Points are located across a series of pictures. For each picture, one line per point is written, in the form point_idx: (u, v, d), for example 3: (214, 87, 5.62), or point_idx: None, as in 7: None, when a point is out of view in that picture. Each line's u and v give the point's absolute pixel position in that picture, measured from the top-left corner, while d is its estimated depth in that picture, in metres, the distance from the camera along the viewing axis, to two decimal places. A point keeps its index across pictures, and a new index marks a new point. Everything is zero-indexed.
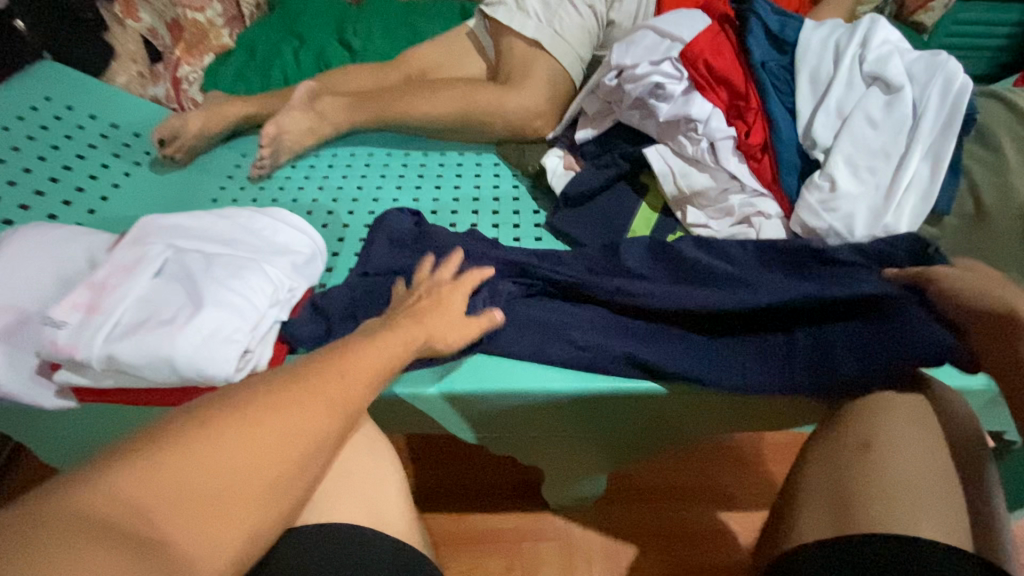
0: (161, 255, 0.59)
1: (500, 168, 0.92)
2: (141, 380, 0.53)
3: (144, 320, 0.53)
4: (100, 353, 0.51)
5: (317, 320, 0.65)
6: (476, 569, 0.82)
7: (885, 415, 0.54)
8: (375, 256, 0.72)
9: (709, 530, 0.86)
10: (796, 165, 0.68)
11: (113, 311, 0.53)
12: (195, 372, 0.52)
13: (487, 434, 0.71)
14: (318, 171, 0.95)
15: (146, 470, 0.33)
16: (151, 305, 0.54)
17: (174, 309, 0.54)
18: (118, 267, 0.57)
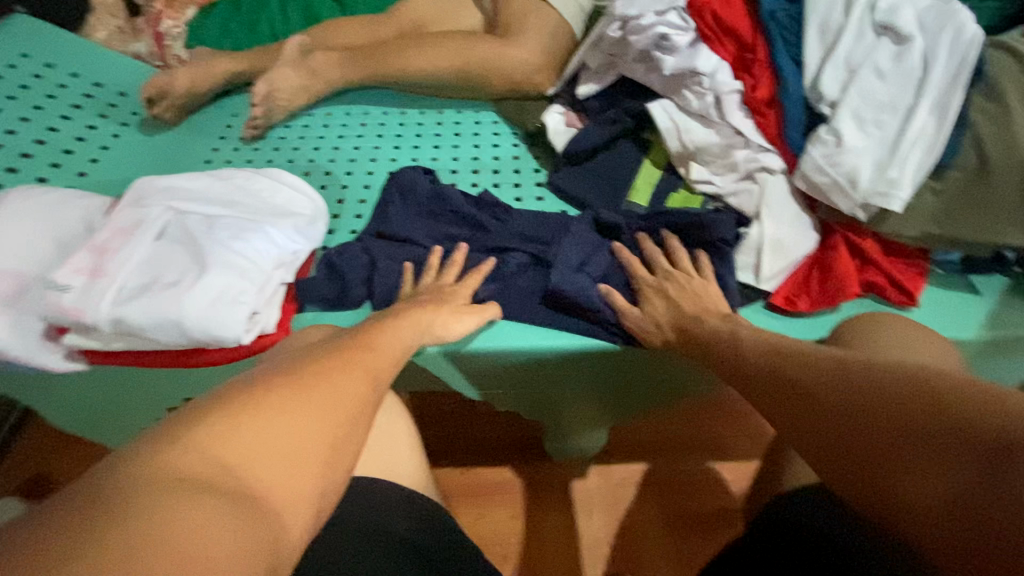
0: (161, 219, 0.58)
1: (500, 126, 0.90)
2: (150, 342, 0.54)
3: (149, 283, 0.53)
4: (107, 316, 0.51)
5: (332, 281, 0.65)
6: (481, 516, 0.86)
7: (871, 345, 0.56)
8: (390, 217, 0.72)
9: (704, 481, 0.89)
10: (802, 119, 0.67)
11: (116, 274, 0.53)
12: (204, 333, 0.52)
13: (492, 392, 0.73)
14: (313, 131, 0.93)
15: (230, 433, 0.36)
16: (155, 268, 0.54)
17: (179, 271, 0.54)
18: (118, 230, 0.57)
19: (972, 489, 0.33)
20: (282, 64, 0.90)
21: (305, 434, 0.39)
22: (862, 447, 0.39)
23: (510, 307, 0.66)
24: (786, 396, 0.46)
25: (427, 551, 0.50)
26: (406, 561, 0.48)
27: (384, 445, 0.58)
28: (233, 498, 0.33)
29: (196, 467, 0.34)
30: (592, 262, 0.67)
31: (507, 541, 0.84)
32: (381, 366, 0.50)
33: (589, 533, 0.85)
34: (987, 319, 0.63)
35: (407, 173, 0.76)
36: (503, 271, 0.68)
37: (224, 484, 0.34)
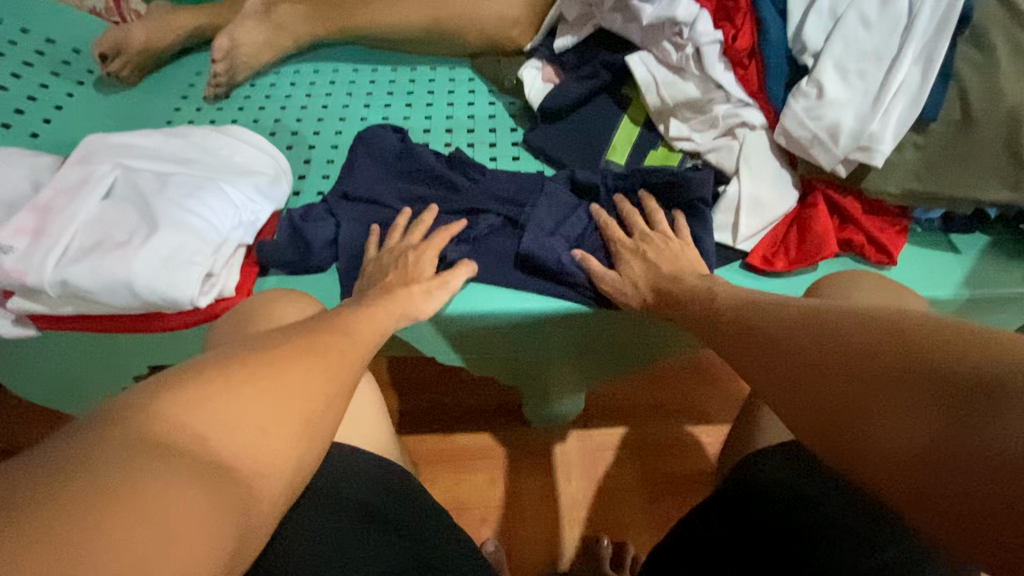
0: (109, 176, 0.55)
1: (475, 83, 0.86)
2: (101, 306, 0.52)
3: (97, 243, 0.51)
4: (52, 278, 0.49)
5: (296, 244, 0.63)
6: (460, 481, 0.86)
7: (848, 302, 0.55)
8: (358, 177, 0.69)
9: (682, 444, 0.90)
10: (784, 71, 0.64)
11: (61, 234, 0.50)
12: (157, 295, 0.50)
13: (468, 358, 0.72)
14: (280, 89, 0.88)
15: (200, 403, 0.33)
16: (103, 227, 0.52)
17: (128, 230, 0.52)
18: (64, 188, 0.54)
19: (934, 422, 0.33)
20: (244, 16, 0.85)
21: (288, 409, 0.36)
22: (828, 395, 0.38)
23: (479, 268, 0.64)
24: (752, 355, 0.46)
25: (391, 514, 0.50)
26: (369, 527, 0.48)
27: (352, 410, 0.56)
28: (204, 470, 0.30)
29: (167, 434, 0.31)
30: (567, 223, 0.65)
31: (486, 505, 0.84)
32: (343, 329, 0.48)
33: (569, 497, 0.85)
34: (967, 278, 0.62)
35: (377, 131, 0.72)
36: (474, 231, 0.66)
37: (197, 453, 0.31)
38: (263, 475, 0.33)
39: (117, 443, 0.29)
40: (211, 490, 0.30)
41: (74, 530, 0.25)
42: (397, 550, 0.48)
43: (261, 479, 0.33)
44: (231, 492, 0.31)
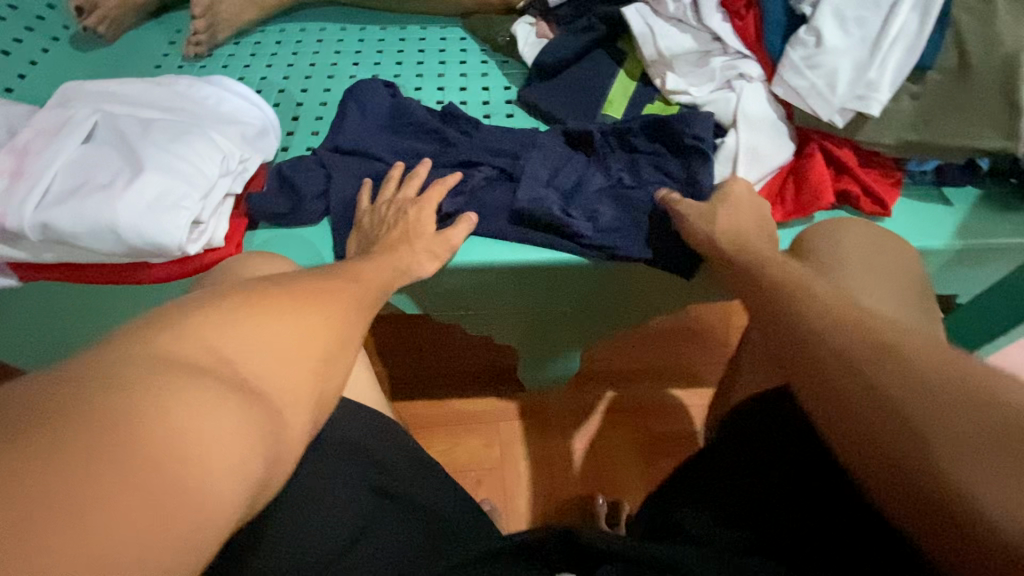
0: (89, 119, 0.53)
1: (467, 42, 0.84)
2: (85, 251, 0.50)
3: (79, 185, 0.49)
4: (32, 220, 0.47)
5: (286, 194, 0.61)
6: (456, 445, 0.86)
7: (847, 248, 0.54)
8: (348, 128, 0.67)
9: (672, 405, 0.90)
10: (783, 21, 0.63)
11: (40, 176, 0.49)
12: (144, 239, 0.49)
13: (458, 315, 0.70)
14: (265, 47, 0.85)
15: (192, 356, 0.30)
16: (85, 169, 0.50)
17: (111, 172, 0.50)
18: (41, 130, 0.52)
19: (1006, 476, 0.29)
20: None
21: (298, 343, 0.35)
22: (885, 416, 0.34)
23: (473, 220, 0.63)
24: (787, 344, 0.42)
25: (371, 451, 0.45)
26: (346, 463, 0.43)
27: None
28: (231, 390, 0.30)
29: (189, 356, 0.30)
30: (563, 172, 0.64)
31: (482, 468, 0.84)
32: (345, 273, 0.46)
33: (563, 458, 0.85)
34: (959, 229, 0.63)
35: (369, 86, 0.71)
36: (468, 183, 0.64)
37: (222, 375, 0.30)
38: (287, 400, 0.33)
39: (141, 362, 0.29)
40: (243, 409, 0.29)
41: (97, 438, 0.24)
42: (377, 487, 0.43)
43: (287, 401, 0.32)
44: (261, 416, 0.30)
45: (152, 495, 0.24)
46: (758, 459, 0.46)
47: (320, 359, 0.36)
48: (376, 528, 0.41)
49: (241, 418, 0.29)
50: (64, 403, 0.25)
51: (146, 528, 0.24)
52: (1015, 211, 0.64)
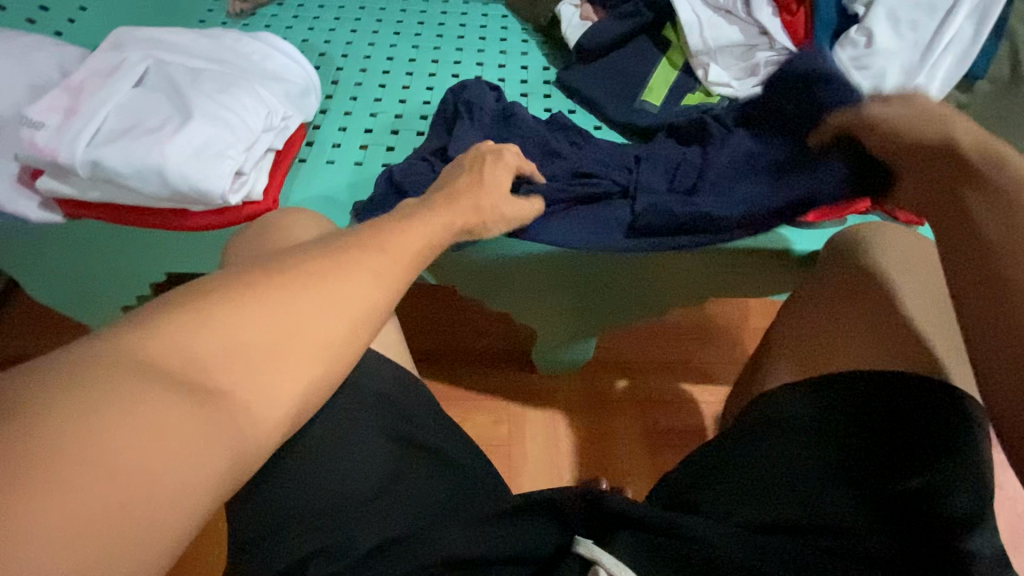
0: (141, 65, 0.54)
1: (509, 21, 0.84)
2: (129, 193, 0.51)
3: (129, 128, 0.50)
4: (83, 158, 0.48)
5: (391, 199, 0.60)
6: (466, 420, 0.87)
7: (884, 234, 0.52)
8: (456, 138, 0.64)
9: (682, 401, 0.90)
10: (833, 21, 0.63)
11: (93, 115, 0.50)
12: (189, 186, 0.50)
13: (481, 291, 0.71)
14: (308, 10, 0.85)
15: (178, 332, 0.29)
16: (136, 113, 0.51)
17: (161, 118, 0.51)
18: (95, 71, 0.53)
19: None
20: None
21: (282, 319, 0.32)
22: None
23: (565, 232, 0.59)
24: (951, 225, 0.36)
25: (395, 400, 0.45)
26: (370, 412, 0.44)
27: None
28: (188, 395, 0.28)
29: (165, 357, 0.28)
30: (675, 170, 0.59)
31: (490, 443, 0.85)
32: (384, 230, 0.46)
33: (568, 442, 0.86)
34: None
35: (479, 89, 0.68)
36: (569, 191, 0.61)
37: (194, 383, 0.28)
38: (256, 397, 0.30)
39: (119, 366, 0.27)
40: (201, 423, 0.27)
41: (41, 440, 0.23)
42: (400, 434, 0.44)
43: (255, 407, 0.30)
44: (224, 439, 0.28)
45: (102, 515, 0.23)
46: (821, 428, 0.43)
47: (310, 356, 0.32)
48: (393, 481, 0.43)
49: (198, 433, 0.27)
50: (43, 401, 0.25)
51: (99, 556, 0.23)
52: None
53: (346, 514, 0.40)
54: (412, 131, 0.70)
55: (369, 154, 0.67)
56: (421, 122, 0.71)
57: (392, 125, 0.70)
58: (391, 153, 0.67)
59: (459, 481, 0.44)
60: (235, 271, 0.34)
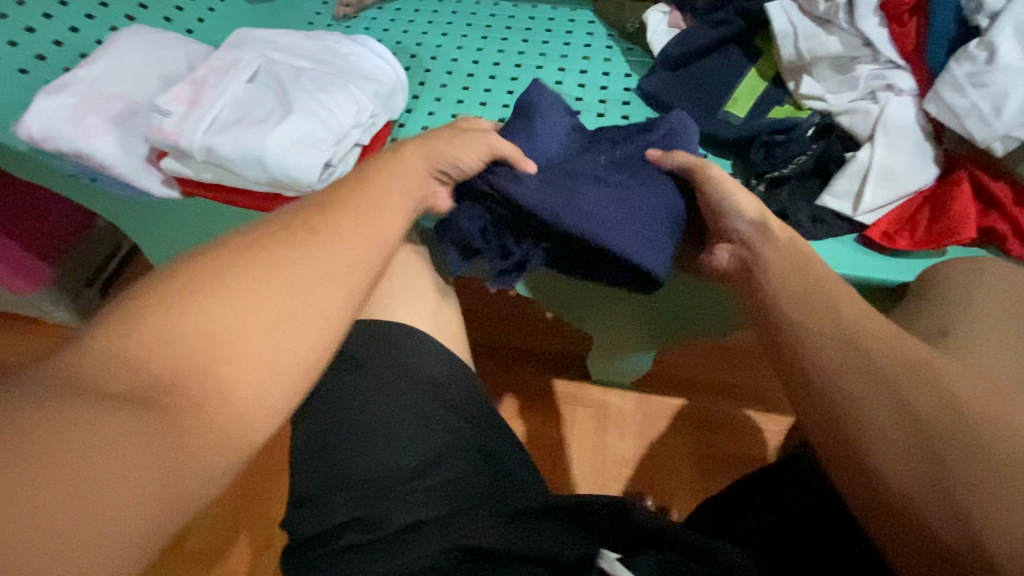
0: (255, 62, 0.60)
1: (595, 27, 0.83)
2: (235, 177, 0.57)
3: (239, 118, 0.56)
4: (200, 144, 0.55)
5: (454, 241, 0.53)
6: (515, 417, 0.88)
7: (976, 282, 0.49)
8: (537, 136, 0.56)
9: (743, 426, 0.87)
10: (950, 34, 0.58)
11: (210, 106, 0.56)
12: (284, 173, 0.55)
13: (542, 293, 0.72)
14: (406, 14, 0.89)
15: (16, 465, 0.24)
16: (246, 106, 0.57)
17: (266, 111, 0.57)
18: (216, 66, 0.60)
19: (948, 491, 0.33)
20: None
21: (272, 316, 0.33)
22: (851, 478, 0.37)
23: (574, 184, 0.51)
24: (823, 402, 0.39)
25: (447, 390, 0.48)
26: (423, 399, 0.47)
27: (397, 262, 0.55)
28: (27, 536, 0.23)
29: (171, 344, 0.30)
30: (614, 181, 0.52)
31: (536, 444, 0.86)
32: None
33: (615, 453, 0.85)
34: None
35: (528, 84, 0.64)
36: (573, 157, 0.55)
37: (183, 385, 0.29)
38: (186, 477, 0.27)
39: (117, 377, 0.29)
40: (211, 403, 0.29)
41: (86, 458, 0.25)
42: (449, 423, 0.46)
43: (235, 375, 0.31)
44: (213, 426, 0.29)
45: (111, 483, 0.25)
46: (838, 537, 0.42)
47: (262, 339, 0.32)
48: (443, 464, 0.44)
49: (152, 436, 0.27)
50: (163, 383, 0.29)
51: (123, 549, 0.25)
52: None
53: (392, 492, 0.43)
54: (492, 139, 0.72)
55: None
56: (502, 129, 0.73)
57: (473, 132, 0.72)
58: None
59: (510, 481, 0.46)
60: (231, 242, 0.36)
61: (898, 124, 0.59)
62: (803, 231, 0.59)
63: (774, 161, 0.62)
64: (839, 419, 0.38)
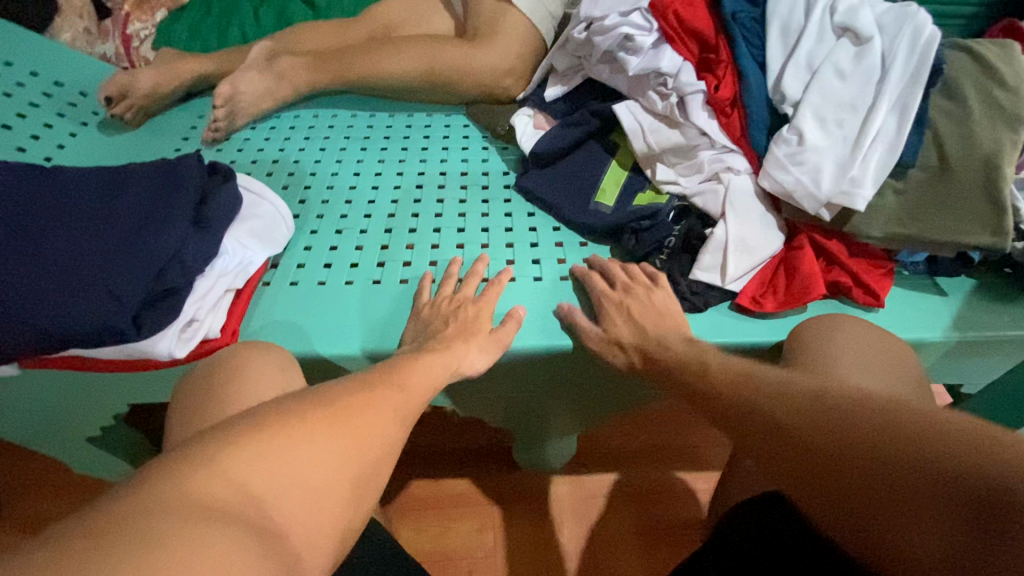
0: (72, 228, 0.53)
1: (469, 130, 0.87)
2: (89, 353, 0.52)
3: (63, 297, 0.49)
4: (27, 331, 0.48)
5: (74, 304, 0.49)
6: (448, 530, 0.83)
7: (829, 335, 0.56)
8: (119, 218, 0.55)
9: (673, 491, 0.87)
10: (765, 120, 0.67)
11: (24, 290, 0.49)
12: (135, 346, 0.52)
13: (459, 402, 0.71)
14: (279, 133, 0.87)
15: None
16: (65, 283, 0.50)
17: (89, 291, 0.50)
18: (28, 236, 0.52)
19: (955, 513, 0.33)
20: (247, 66, 0.84)
21: (329, 467, 0.37)
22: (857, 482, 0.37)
23: (77, 303, 0.49)
24: (848, 482, 0.38)
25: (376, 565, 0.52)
26: None
27: (253, 379, 0.51)
28: None
29: (228, 497, 0.32)
30: (49, 265, 0.50)
31: (474, 556, 0.81)
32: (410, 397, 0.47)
33: (559, 548, 0.82)
34: (955, 320, 0.63)
35: (66, 172, 0.58)
36: (84, 264, 0.51)
37: (246, 526, 0.32)
38: None
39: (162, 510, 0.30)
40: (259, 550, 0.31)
41: None
42: None
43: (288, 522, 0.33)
44: (274, 557, 0.31)
45: None
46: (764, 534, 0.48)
47: (329, 474, 0.37)
48: None
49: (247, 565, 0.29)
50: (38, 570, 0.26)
51: None
52: (1013, 303, 0.64)
53: None
54: (398, 262, 0.69)
55: (354, 288, 0.65)
56: (405, 246, 0.70)
57: (378, 257, 0.69)
58: (377, 287, 0.66)
59: None
60: (250, 431, 0.37)
61: (739, 201, 0.65)
62: (683, 303, 0.63)
63: (646, 240, 0.68)
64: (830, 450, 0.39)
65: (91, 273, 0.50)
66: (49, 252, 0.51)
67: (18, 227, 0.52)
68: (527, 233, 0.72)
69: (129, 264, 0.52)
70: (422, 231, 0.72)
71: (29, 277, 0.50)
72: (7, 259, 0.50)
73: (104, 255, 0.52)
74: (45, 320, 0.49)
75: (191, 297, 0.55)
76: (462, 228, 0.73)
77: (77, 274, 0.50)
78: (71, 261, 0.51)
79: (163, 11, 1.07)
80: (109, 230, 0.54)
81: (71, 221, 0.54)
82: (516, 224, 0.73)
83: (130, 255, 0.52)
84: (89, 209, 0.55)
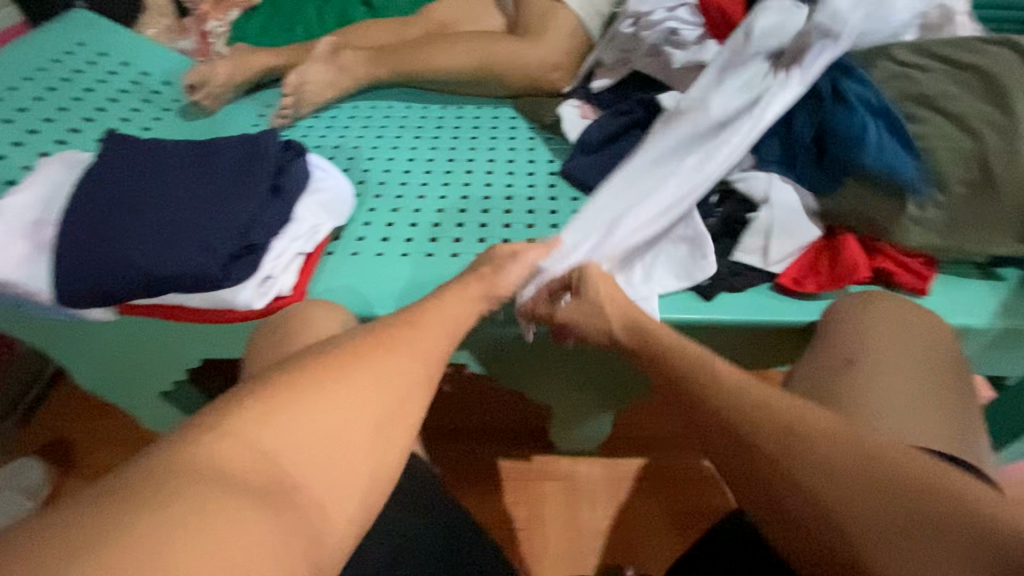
0: (171, 191, 0.60)
1: (518, 121, 0.91)
2: (179, 301, 0.59)
3: (165, 249, 0.56)
4: (132, 277, 0.55)
5: (173, 257, 0.56)
6: (483, 501, 0.87)
7: (866, 312, 0.58)
8: (209, 184, 0.61)
9: (704, 478, 0.88)
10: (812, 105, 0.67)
11: (133, 242, 0.56)
12: (219, 297, 0.58)
13: (499, 371, 0.74)
14: (340, 122, 0.93)
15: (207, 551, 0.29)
16: (166, 238, 0.56)
17: (188, 245, 0.56)
18: (133, 197, 0.59)
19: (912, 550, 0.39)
20: (314, 59, 0.90)
21: None
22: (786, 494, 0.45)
23: (177, 255, 0.55)
24: (829, 531, 0.42)
25: (425, 508, 0.57)
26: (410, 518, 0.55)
27: (321, 332, 0.56)
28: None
29: None
30: (153, 221, 0.57)
31: (506, 526, 0.84)
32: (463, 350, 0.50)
33: (590, 525, 0.84)
34: (999, 309, 0.63)
35: (163, 142, 0.65)
36: (181, 222, 0.57)
37: None
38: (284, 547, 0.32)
39: None
40: None
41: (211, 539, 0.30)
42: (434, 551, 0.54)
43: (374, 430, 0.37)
44: None
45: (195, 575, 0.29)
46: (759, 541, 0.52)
47: None
48: None
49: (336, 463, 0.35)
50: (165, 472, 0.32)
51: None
52: None
53: None
54: (448, 238, 0.73)
55: (408, 260, 0.70)
56: (455, 225, 0.74)
57: (431, 233, 0.73)
58: (429, 260, 0.70)
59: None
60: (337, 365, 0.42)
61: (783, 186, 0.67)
62: (722, 283, 0.65)
63: None
64: (803, 497, 0.44)
65: (189, 230, 0.57)
66: (152, 210, 0.58)
67: (125, 188, 0.59)
68: (572, 216, 0.76)
69: (219, 224, 0.58)
70: (471, 211, 0.76)
71: (137, 231, 0.56)
72: (116, 215, 0.57)
73: (198, 215, 0.58)
74: (149, 268, 0.55)
75: (269, 257, 0.61)
76: (509, 210, 0.77)
77: (177, 230, 0.57)
78: (171, 219, 0.57)
79: (236, 10, 1.16)
80: (202, 193, 0.60)
81: (170, 185, 0.60)
82: (562, 206, 0.77)
83: (221, 215, 0.58)
84: (184, 175, 0.61)
